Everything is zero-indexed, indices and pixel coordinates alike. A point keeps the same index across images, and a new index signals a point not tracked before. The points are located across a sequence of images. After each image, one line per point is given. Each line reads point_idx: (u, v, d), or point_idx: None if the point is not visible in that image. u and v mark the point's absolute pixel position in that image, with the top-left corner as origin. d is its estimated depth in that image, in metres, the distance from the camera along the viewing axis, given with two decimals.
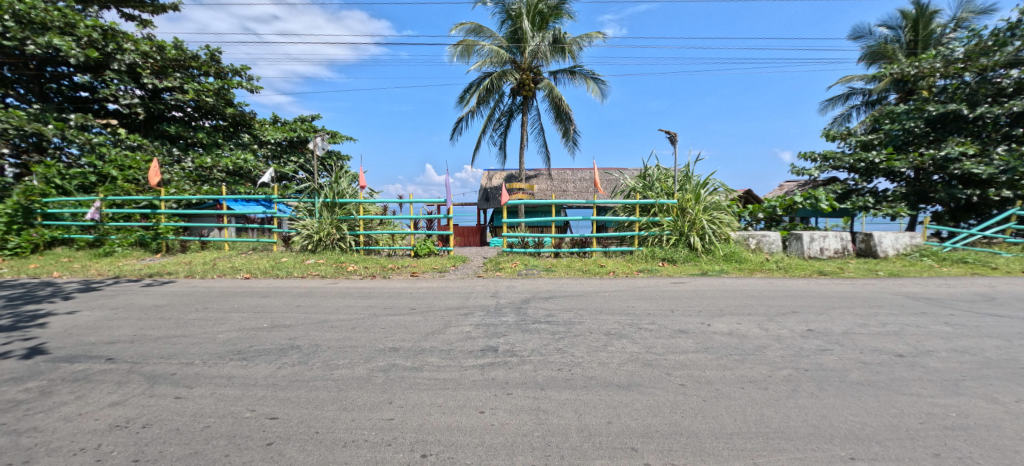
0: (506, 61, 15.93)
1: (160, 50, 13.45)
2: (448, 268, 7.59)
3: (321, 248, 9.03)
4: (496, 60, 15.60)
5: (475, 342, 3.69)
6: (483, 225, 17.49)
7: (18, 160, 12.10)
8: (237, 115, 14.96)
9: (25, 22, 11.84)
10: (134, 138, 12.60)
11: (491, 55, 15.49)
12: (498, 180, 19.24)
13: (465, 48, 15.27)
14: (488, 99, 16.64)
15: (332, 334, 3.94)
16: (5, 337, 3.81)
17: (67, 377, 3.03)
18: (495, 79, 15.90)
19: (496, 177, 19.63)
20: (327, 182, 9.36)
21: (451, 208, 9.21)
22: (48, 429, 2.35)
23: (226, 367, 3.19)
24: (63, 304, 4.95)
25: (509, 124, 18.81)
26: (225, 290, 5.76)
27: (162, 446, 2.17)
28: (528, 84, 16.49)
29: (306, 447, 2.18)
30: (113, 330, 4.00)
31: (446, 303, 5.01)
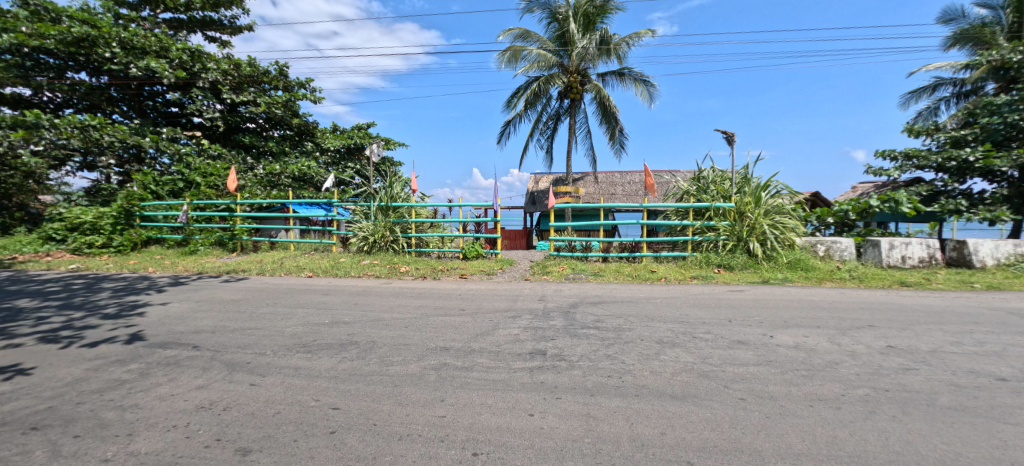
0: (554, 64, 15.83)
1: (237, 68, 14.76)
2: (495, 271, 7.67)
3: (376, 249, 9.49)
4: (543, 65, 15.46)
5: (523, 346, 3.69)
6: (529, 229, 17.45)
7: (122, 169, 13.82)
8: (302, 124, 16.17)
9: (129, 48, 13.48)
10: (215, 149, 13.95)
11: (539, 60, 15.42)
12: (546, 183, 19.16)
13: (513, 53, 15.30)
14: (535, 104, 16.65)
15: (387, 332, 4.09)
16: (113, 323, 4.35)
17: (161, 361, 3.40)
18: (542, 84, 15.86)
19: (542, 181, 19.56)
20: (382, 186, 9.79)
21: (499, 212, 9.20)
22: (147, 407, 2.72)
23: (293, 359, 3.43)
24: (156, 296, 5.56)
25: (557, 127, 18.69)
26: (291, 287, 6.19)
27: (240, 428, 2.45)
28: (575, 87, 16.39)
29: (365, 437, 2.31)
30: (197, 321, 4.43)
31: (494, 306, 5.06)
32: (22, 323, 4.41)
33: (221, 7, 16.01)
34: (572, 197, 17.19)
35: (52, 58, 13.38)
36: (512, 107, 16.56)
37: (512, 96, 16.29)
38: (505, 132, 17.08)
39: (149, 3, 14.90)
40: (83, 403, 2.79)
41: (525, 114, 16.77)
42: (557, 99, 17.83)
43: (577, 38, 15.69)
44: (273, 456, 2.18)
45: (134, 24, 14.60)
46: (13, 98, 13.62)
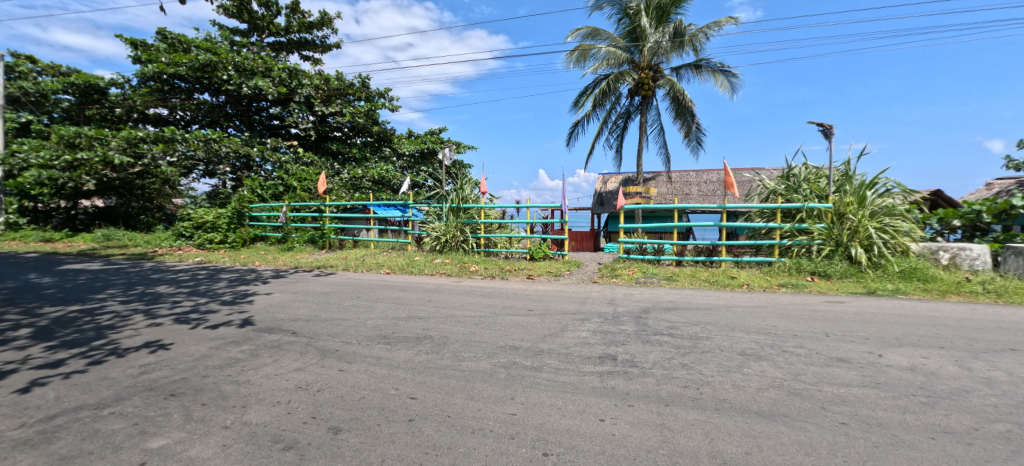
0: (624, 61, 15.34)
1: (327, 82, 16.30)
2: (563, 272, 7.63)
3: (447, 248, 9.91)
4: (612, 63, 15.05)
5: (592, 349, 3.63)
6: (597, 231, 16.91)
7: (235, 176, 15.92)
8: (381, 132, 17.44)
9: (241, 70, 15.44)
10: (308, 157, 15.55)
11: (608, 58, 14.91)
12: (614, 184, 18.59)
13: (581, 53, 14.89)
14: (603, 103, 16.27)
15: (458, 328, 4.25)
16: (229, 309, 5.03)
17: (267, 344, 3.86)
18: (611, 82, 15.39)
19: (611, 181, 19.03)
20: (453, 188, 10.20)
21: (567, 213, 9.11)
22: (256, 384, 3.10)
23: (375, 349, 3.70)
24: (262, 287, 6.33)
25: (626, 126, 18.11)
26: (372, 283, 6.69)
27: (331, 409, 2.70)
28: (647, 84, 15.79)
29: (440, 427, 2.42)
30: (295, 310, 4.96)
31: (562, 307, 5.03)
32: (162, 306, 5.26)
33: (314, 28, 17.77)
34: (642, 198, 16.51)
35: (183, 82, 15.67)
36: (580, 107, 16.34)
37: (580, 96, 16.07)
38: (572, 132, 16.85)
39: (257, 30, 16.97)
40: (209, 375, 3.27)
41: (593, 113, 16.46)
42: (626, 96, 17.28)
43: (649, 33, 15.08)
44: (359, 437, 2.37)
45: (245, 49, 16.73)
46: (155, 118, 16.28)
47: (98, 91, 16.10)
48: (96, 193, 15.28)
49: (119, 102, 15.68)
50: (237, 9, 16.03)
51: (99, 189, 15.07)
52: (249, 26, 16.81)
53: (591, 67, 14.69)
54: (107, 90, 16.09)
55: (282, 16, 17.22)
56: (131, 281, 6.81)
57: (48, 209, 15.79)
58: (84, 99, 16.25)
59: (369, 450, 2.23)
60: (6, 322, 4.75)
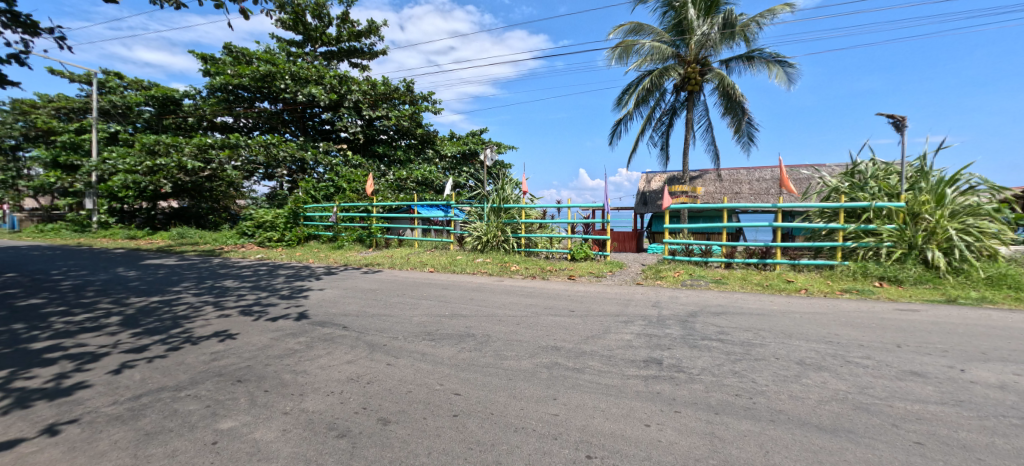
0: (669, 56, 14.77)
1: (374, 87, 17.01)
2: (605, 273, 7.50)
3: (488, 248, 10.03)
4: (657, 58, 14.55)
5: (637, 352, 3.54)
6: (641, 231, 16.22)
7: (291, 178, 16.98)
8: (424, 134, 17.99)
9: (296, 79, 16.44)
10: (356, 160, 16.31)
11: (652, 53, 14.32)
12: (658, 182, 17.99)
13: (623, 49, 14.38)
14: (647, 100, 15.81)
15: (500, 327, 4.30)
16: (287, 303, 5.38)
17: (321, 337, 4.09)
18: (655, 78, 14.87)
19: (655, 180, 18.46)
20: (494, 188, 10.31)
21: (609, 213, 8.94)
22: (312, 374, 3.29)
23: (420, 345, 3.82)
24: (316, 282, 6.72)
25: (671, 122, 17.50)
26: (417, 281, 6.91)
27: (380, 401, 2.82)
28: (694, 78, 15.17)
29: (484, 424, 2.46)
30: (345, 306, 5.23)
31: (605, 309, 4.95)
32: (229, 299, 5.72)
33: (362, 37, 18.60)
34: (688, 197, 15.87)
35: (246, 92, 16.90)
36: (622, 104, 15.97)
37: (623, 94, 15.68)
38: (614, 131, 16.49)
39: (311, 40, 17.99)
40: (269, 364, 3.52)
41: (636, 111, 16.02)
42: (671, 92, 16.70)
43: (697, 25, 14.46)
44: (406, 429, 2.46)
45: (300, 59, 17.80)
46: (222, 125, 17.70)
47: (174, 102, 17.71)
48: (172, 195, 16.84)
49: (192, 112, 17.18)
50: (293, 22, 17.07)
51: (175, 191, 16.57)
52: (304, 37, 17.86)
53: (634, 64, 14.29)
54: (181, 102, 17.68)
55: (333, 26, 18.15)
56: (202, 276, 7.45)
57: (132, 210, 17.52)
58: (162, 110, 17.94)
59: (416, 442, 2.31)
60: (100, 310, 5.35)
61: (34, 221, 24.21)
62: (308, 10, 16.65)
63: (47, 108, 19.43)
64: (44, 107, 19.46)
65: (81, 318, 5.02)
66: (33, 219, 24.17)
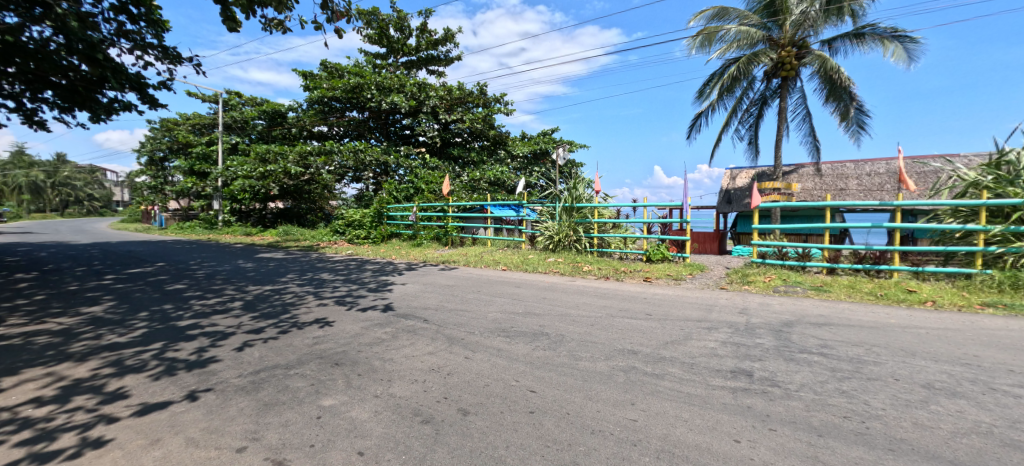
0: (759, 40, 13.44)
1: (449, 92, 17.88)
2: (684, 276, 7.09)
3: (560, 248, 10.00)
4: (745, 43, 13.36)
5: (723, 362, 3.32)
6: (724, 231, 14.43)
7: (376, 180, 18.43)
8: (496, 135, 18.55)
9: (381, 88, 17.77)
10: (433, 162, 17.26)
11: (739, 38, 13.10)
12: (744, 179, 16.53)
13: (706, 36, 13.25)
14: (732, 90, 14.58)
15: (574, 327, 4.28)
16: (375, 295, 5.87)
17: (405, 328, 4.41)
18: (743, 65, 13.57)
19: (741, 176, 16.94)
20: (566, 188, 10.25)
21: (690, 213, 8.43)
22: (398, 363, 3.56)
23: (495, 341, 3.95)
24: (399, 277, 7.24)
25: (760, 113, 15.98)
26: (491, 278, 7.12)
27: (460, 393, 2.96)
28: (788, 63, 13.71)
29: (561, 423, 2.48)
30: (426, 300, 5.57)
31: (685, 314, 4.69)
32: (326, 290, 6.39)
33: (439, 45, 19.56)
34: (780, 194, 14.38)
35: (338, 103, 18.66)
36: (704, 96, 14.93)
37: (704, 85, 14.68)
38: (694, 124, 15.47)
39: (394, 52, 19.34)
40: (361, 351, 3.87)
41: (719, 103, 14.90)
42: (761, 80, 15.24)
43: (793, 3, 13.04)
44: (484, 421, 2.56)
45: (384, 69, 19.23)
46: (319, 134, 19.73)
47: (280, 115, 20.14)
48: (278, 197, 19.17)
49: (294, 124, 19.41)
50: (379, 36, 18.47)
51: (281, 193, 18.85)
52: (387, 49, 19.24)
53: (718, 51, 13.28)
54: (286, 114, 20.04)
55: (413, 37, 19.32)
56: (304, 268, 8.40)
57: (247, 210, 20.27)
58: (271, 122, 20.49)
59: (494, 435, 2.39)
60: (227, 296, 6.28)
61: (177, 220, 29.14)
62: (391, 24, 17.91)
63: (186, 125, 23.18)
64: (184, 124, 23.25)
65: (212, 302, 5.94)
66: (176, 217, 29.09)
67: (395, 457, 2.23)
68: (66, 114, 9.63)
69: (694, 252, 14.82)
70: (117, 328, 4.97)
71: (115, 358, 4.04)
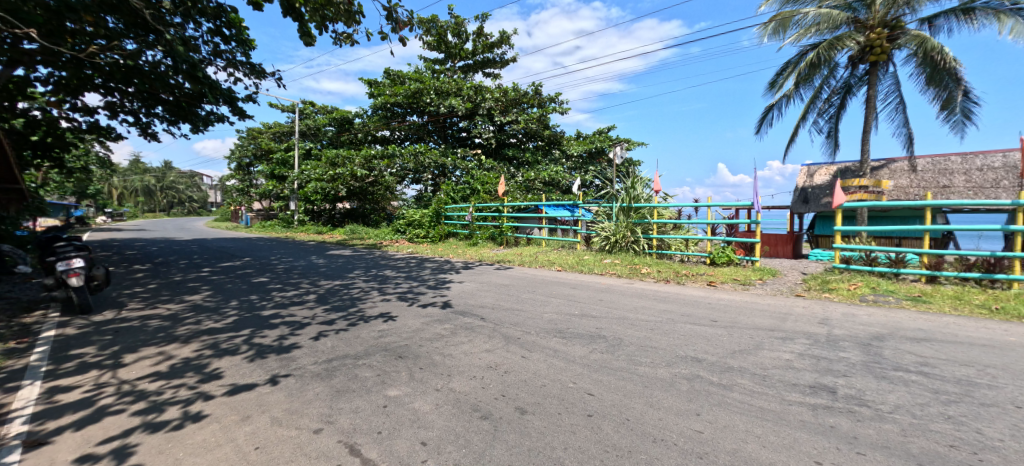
0: (843, 22, 12.16)
1: (505, 94, 18.21)
2: (753, 281, 6.63)
3: (617, 249, 9.76)
4: (826, 26, 12.13)
5: (800, 375, 3.06)
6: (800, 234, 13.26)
7: (434, 181, 19.20)
8: (551, 135, 18.67)
9: (439, 93, 18.37)
10: (489, 163, 17.66)
11: (819, 22, 11.94)
12: (823, 176, 14.99)
13: (780, 22, 12.20)
14: (810, 78, 13.34)
15: (633, 331, 4.17)
16: (434, 293, 6.11)
17: (463, 325, 4.55)
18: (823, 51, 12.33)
19: (821, 173, 15.32)
20: (624, 187, 9.91)
21: (761, 213, 7.84)
22: (457, 359, 3.69)
23: (552, 341, 3.95)
24: (456, 276, 7.48)
25: (844, 103, 14.47)
26: (546, 279, 7.14)
27: (517, 392, 3.00)
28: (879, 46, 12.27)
29: (620, 429, 2.43)
30: (482, 298, 5.70)
31: (755, 322, 4.39)
32: (390, 286, 6.76)
33: (495, 47, 19.90)
34: (867, 193, 12.92)
35: (400, 108, 19.65)
36: (777, 87, 13.80)
37: (777, 75, 13.58)
38: (765, 117, 14.37)
39: (451, 57, 19.98)
40: (422, 345, 4.06)
41: (795, 93, 13.72)
42: (846, 66, 13.78)
43: None
44: (542, 421, 2.57)
45: (443, 74, 19.95)
46: (382, 138, 20.89)
47: (348, 122, 21.60)
48: (346, 198, 20.58)
49: (360, 129, 20.70)
50: (437, 43, 19.18)
51: (348, 195, 20.19)
52: (445, 54, 19.91)
53: (793, 38, 12.18)
54: (353, 120, 21.45)
55: (469, 41, 19.82)
56: (369, 265, 8.96)
57: (319, 210, 21.94)
58: (340, 128, 22.04)
59: (552, 435, 2.40)
60: (303, 289, 6.85)
61: (260, 219, 32.25)
62: (449, 30, 18.51)
63: (268, 133, 25.62)
64: (266, 133, 25.71)
65: (291, 294, 6.52)
66: (259, 217, 32.21)
67: (456, 450, 2.31)
68: (172, 126, 11.02)
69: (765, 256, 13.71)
70: (213, 315, 5.62)
71: (212, 341, 4.57)
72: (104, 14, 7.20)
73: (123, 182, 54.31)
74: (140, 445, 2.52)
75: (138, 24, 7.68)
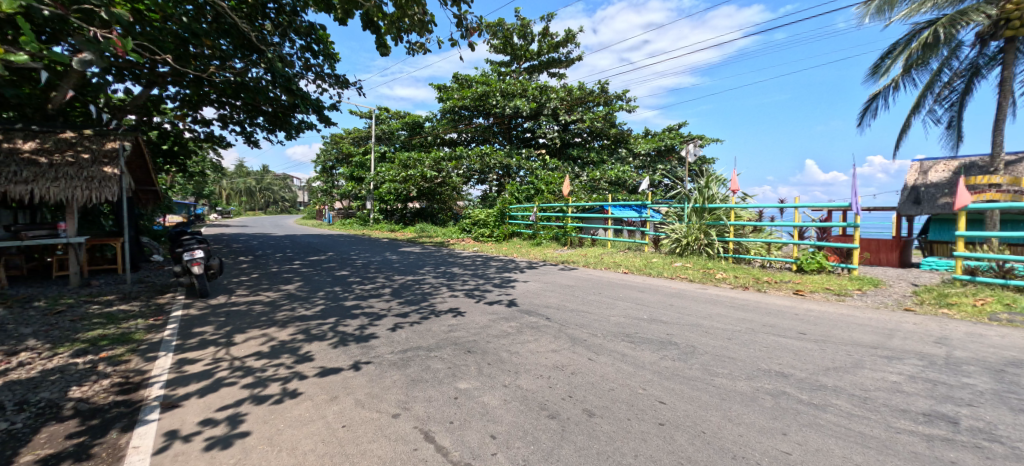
0: None
1: (570, 93, 18.16)
2: (849, 292, 5.95)
3: (688, 252, 9.31)
4: None
5: (910, 401, 2.71)
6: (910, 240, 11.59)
7: (499, 181, 19.64)
8: (617, 133, 18.54)
9: (505, 94, 18.62)
10: (554, 163, 17.72)
11: None
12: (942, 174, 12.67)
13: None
14: (925, 60, 11.60)
15: (708, 340, 3.96)
16: (500, 291, 6.27)
17: (529, 324, 4.62)
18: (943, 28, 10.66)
19: (939, 169, 12.88)
20: (697, 187, 9.39)
21: (861, 216, 7.01)
22: (524, 356, 3.77)
23: (619, 345, 3.88)
24: (521, 275, 7.61)
25: (971, 87, 12.37)
26: (612, 281, 7.01)
27: (584, 394, 2.99)
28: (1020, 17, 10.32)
29: (695, 441, 2.33)
30: (548, 298, 5.74)
31: (853, 337, 3.96)
32: (457, 283, 7.06)
33: (560, 47, 19.85)
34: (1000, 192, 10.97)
35: (467, 111, 20.32)
36: (882, 71, 12.19)
37: (881, 58, 12.02)
38: (866, 106, 12.77)
39: (517, 58, 20.28)
40: (490, 341, 4.19)
41: (905, 77, 12.02)
42: (974, 43, 11.77)
43: None
44: (611, 426, 2.55)
45: (509, 76, 20.31)
46: (450, 141, 21.79)
47: (419, 125, 22.83)
48: (416, 198, 21.77)
49: (430, 132, 21.78)
50: (504, 45, 19.58)
51: (418, 195, 21.36)
52: (511, 56, 20.24)
53: (902, 15, 10.74)
54: (423, 124, 22.64)
55: (535, 42, 19.94)
56: (438, 262, 9.42)
57: (392, 209, 23.45)
58: (412, 132, 23.37)
59: (621, 441, 2.37)
60: (379, 283, 7.39)
61: (341, 217, 35.26)
62: (516, 32, 18.79)
63: (349, 138, 27.89)
64: (347, 138, 28.02)
65: (369, 287, 7.07)
66: (340, 215, 35.23)
67: (524, 446, 2.38)
68: (270, 134, 12.42)
69: (863, 264, 12.21)
70: (304, 303, 6.28)
71: (304, 327, 5.11)
72: (220, 39, 8.30)
73: (230, 184, 62.31)
74: (251, 414, 2.91)
75: (245, 45, 8.75)
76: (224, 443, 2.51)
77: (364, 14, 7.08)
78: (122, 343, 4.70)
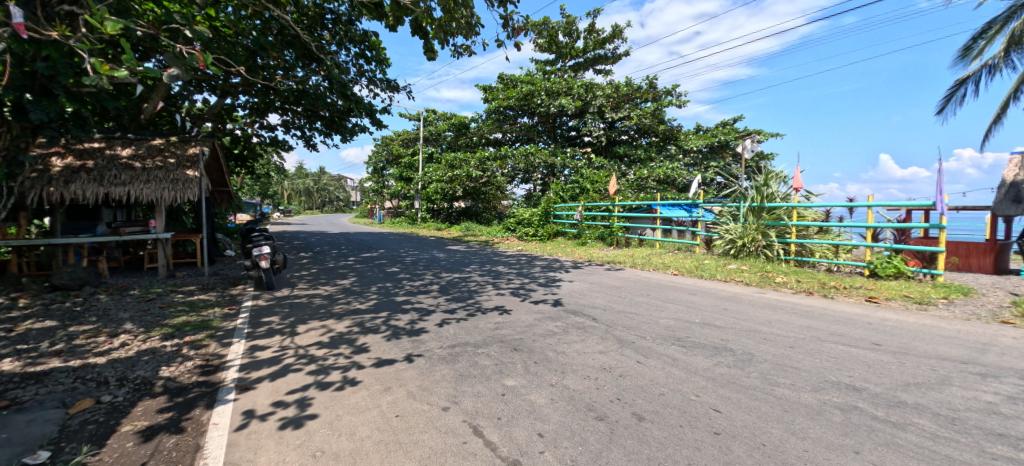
0: None
1: (616, 90, 17.78)
2: (933, 300, 5.38)
3: (744, 254, 8.84)
4: None
5: (1009, 424, 2.42)
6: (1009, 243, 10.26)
7: (543, 180, 19.62)
8: (666, 130, 17.95)
9: (550, 93, 18.53)
10: (599, 161, 17.44)
11: None
12: None
13: None
14: None
15: (767, 347, 3.75)
16: (545, 290, 6.29)
17: (575, 324, 4.59)
18: None
19: None
20: (754, 185, 8.87)
21: (948, 216, 6.31)
22: (570, 356, 3.76)
23: (670, 349, 3.78)
24: (566, 275, 7.57)
25: None
26: (661, 282, 6.81)
27: (633, 397, 2.95)
28: None
29: (753, 453, 2.24)
30: (594, 299, 5.68)
31: (937, 351, 3.59)
32: (502, 281, 7.15)
33: (607, 43, 19.47)
34: None
35: (511, 111, 20.44)
36: (975, 52, 10.85)
37: (974, 38, 10.71)
38: (953, 92, 11.43)
39: (562, 56, 20.12)
40: (536, 340, 4.23)
41: (1003, 59, 10.62)
42: None
43: None
44: (662, 432, 2.50)
45: (553, 75, 20.21)
46: (494, 141, 22.07)
47: (465, 126, 23.29)
48: (462, 198, 22.24)
49: (475, 133, 22.15)
50: (549, 44, 19.52)
51: (464, 194, 21.82)
52: (556, 55, 20.13)
53: None
54: (469, 125, 23.08)
55: (581, 39, 19.68)
56: (483, 261, 9.59)
57: (438, 209, 24.11)
58: (458, 133, 23.90)
59: (673, 448, 2.32)
60: (427, 280, 7.65)
61: (391, 216, 36.78)
62: (561, 30, 18.67)
63: (398, 140, 29.00)
64: (397, 140, 29.15)
65: (418, 284, 7.34)
66: (390, 214, 36.72)
67: (572, 446, 2.39)
68: (326, 137, 13.19)
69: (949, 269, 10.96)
70: (358, 297, 6.64)
71: (359, 320, 5.41)
72: (284, 50, 8.93)
73: (291, 185, 66.93)
74: (315, 399, 3.14)
75: (305, 55, 9.34)
76: (293, 424, 2.73)
77: (413, 21, 7.33)
78: (203, 329, 5.23)
